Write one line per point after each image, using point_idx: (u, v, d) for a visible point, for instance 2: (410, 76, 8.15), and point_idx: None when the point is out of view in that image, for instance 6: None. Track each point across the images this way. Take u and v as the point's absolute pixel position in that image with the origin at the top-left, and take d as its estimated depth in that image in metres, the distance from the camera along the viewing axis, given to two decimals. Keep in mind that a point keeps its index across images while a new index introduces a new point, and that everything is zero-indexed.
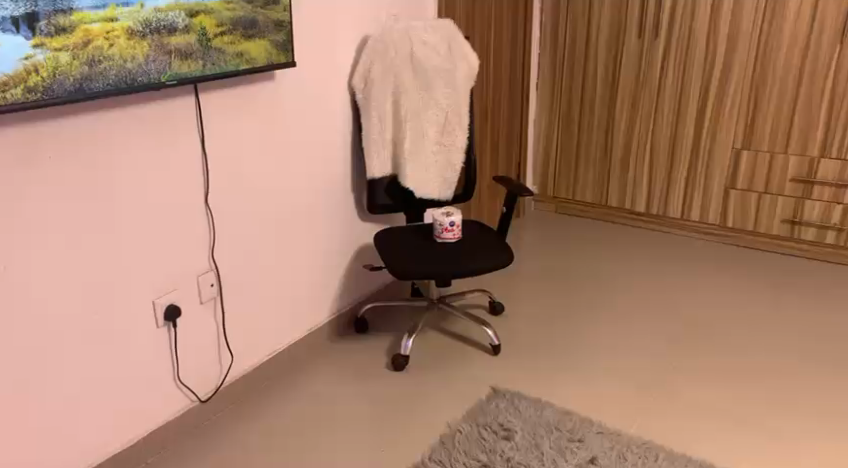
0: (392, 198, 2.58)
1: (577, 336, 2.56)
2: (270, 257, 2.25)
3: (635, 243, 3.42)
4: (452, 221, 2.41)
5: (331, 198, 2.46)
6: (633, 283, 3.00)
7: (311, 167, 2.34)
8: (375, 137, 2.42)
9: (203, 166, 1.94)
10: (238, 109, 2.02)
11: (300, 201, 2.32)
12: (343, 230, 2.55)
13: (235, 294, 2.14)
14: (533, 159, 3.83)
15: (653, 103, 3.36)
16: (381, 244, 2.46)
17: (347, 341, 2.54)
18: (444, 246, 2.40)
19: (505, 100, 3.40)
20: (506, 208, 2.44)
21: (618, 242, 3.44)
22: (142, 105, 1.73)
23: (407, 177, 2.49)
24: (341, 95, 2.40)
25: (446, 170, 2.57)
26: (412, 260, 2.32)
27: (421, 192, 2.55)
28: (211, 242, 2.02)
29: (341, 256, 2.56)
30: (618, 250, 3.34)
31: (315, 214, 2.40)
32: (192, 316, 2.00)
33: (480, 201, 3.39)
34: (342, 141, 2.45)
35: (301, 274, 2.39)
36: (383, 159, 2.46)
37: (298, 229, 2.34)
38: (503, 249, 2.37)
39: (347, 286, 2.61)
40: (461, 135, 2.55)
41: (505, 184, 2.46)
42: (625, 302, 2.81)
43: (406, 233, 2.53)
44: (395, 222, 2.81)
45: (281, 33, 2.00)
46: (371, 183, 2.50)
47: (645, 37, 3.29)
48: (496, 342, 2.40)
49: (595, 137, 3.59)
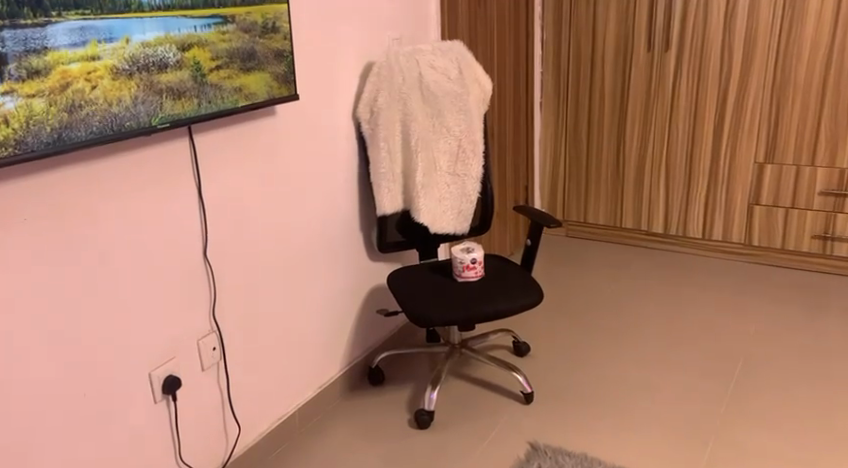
0: (404, 235, 2.38)
1: (612, 377, 2.37)
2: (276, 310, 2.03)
3: (656, 267, 3.24)
4: (474, 257, 2.19)
5: (338, 239, 2.25)
6: (662, 312, 2.82)
7: (316, 207, 2.13)
8: (383, 169, 2.22)
9: (201, 218, 1.73)
10: (237, 150, 1.82)
11: (306, 246, 2.11)
12: (353, 273, 2.34)
13: (240, 356, 1.92)
14: (540, 181, 3.65)
15: (666, 118, 3.21)
16: (395, 285, 2.26)
17: (362, 396, 2.32)
18: (466, 286, 2.19)
19: (511, 122, 3.23)
20: (530, 241, 2.25)
21: (638, 267, 3.26)
22: (130, 152, 1.52)
23: (421, 212, 2.27)
24: (345, 125, 2.20)
25: (462, 201, 2.36)
26: (431, 304, 2.12)
27: (437, 227, 2.33)
28: (211, 301, 1.80)
29: (352, 301, 2.35)
30: (639, 275, 3.16)
31: (321, 258, 2.19)
32: (194, 385, 1.78)
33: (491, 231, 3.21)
34: (349, 176, 2.25)
35: (310, 326, 2.17)
36: (394, 194, 2.26)
37: (304, 276, 2.12)
38: (528, 287, 2.17)
39: (360, 334, 2.40)
40: (477, 164, 2.34)
41: (526, 216, 2.26)
42: (656, 335, 2.63)
43: (422, 272, 2.33)
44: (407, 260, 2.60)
45: (282, 64, 1.81)
46: (382, 220, 2.30)
47: (654, 50, 3.14)
48: (528, 389, 2.21)
49: (606, 156, 3.43)
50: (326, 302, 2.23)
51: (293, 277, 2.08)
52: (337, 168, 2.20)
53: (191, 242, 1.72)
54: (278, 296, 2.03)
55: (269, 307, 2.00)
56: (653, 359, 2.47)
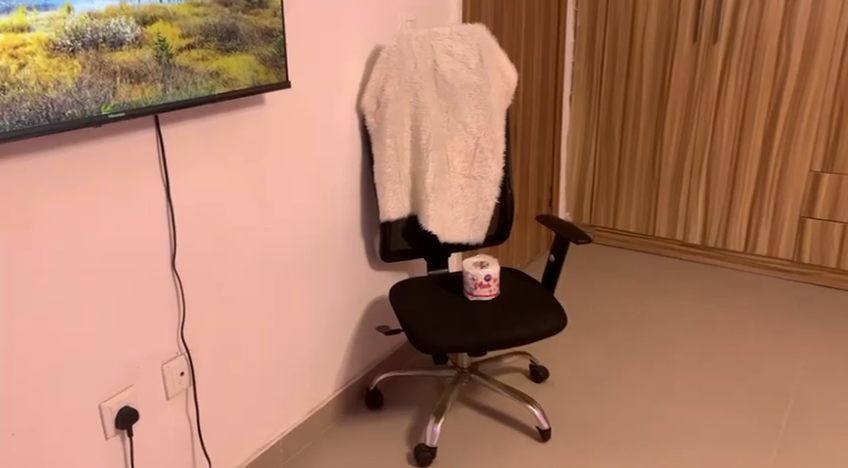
0: (410, 243, 2.11)
1: (642, 413, 2.10)
2: (260, 327, 1.78)
3: (691, 283, 2.95)
4: (488, 274, 1.92)
5: (336, 246, 2.00)
6: (699, 336, 2.52)
7: (309, 210, 1.87)
8: (389, 170, 1.95)
9: (168, 223, 1.48)
10: (216, 144, 1.56)
11: (296, 255, 1.86)
12: (352, 283, 2.08)
13: (215, 381, 1.68)
14: (566, 182, 3.36)
15: (710, 119, 2.89)
16: (397, 300, 1.99)
17: (357, 423, 2.07)
18: (478, 306, 1.92)
19: (536, 118, 2.94)
20: (554, 257, 1.98)
21: (671, 281, 2.96)
22: (78, 145, 1.26)
23: (431, 219, 2.00)
24: (347, 118, 1.93)
25: (478, 208, 2.08)
26: (436, 326, 1.85)
27: (448, 236, 2.06)
28: (180, 319, 1.55)
29: (350, 316, 2.09)
30: (673, 292, 2.87)
31: (315, 269, 1.93)
32: (156, 416, 1.54)
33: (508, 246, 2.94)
34: (351, 175, 1.99)
35: (299, 344, 1.92)
36: (400, 197, 2.00)
37: (293, 289, 1.87)
38: (548, 310, 1.90)
39: (358, 351, 2.14)
40: (496, 166, 2.06)
41: (550, 227, 1.98)
42: (693, 364, 2.35)
43: (430, 285, 2.06)
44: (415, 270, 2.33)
45: (271, 45, 1.54)
46: (386, 226, 2.03)
47: (701, 41, 2.82)
48: (545, 425, 1.95)
49: (641, 158, 3.12)
50: (319, 317, 1.98)
51: (280, 290, 1.83)
52: (335, 166, 1.93)
53: (155, 251, 1.47)
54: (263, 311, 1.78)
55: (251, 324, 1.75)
56: (689, 394, 2.19)
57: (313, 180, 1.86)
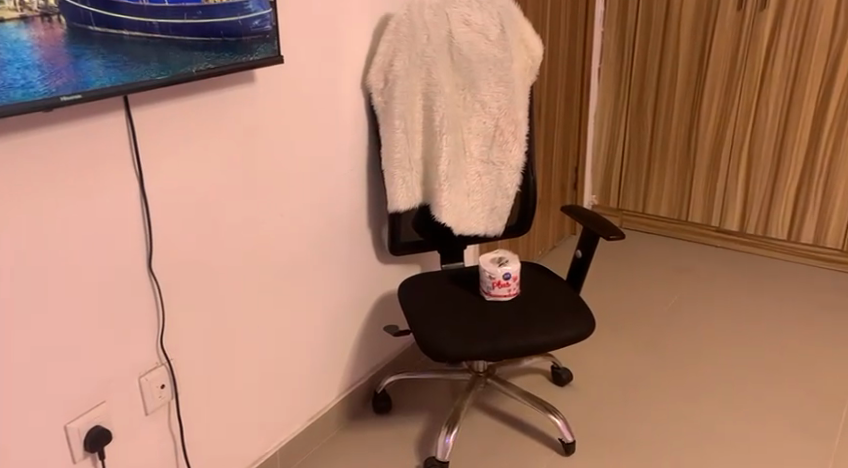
0: (421, 235, 1.92)
1: (678, 424, 1.91)
2: (254, 330, 1.61)
3: (728, 274, 2.73)
4: (507, 272, 1.72)
5: (340, 240, 1.81)
6: (738, 335, 2.32)
7: (308, 201, 1.68)
8: (399, 155, 1.75)
9: (145, 220, 1.31)
10: (198, 128, 1.37)
11: (294, 249, 1.68)
12: (357, 278, 1.90)
13: (203, 391, 1.52)
14: (592, 162, 3.13)
15: (754, 95, 2.64)
16: (406, 299, 1.80)
17: (362, 429, 1.91)
18: (496, 307, 1.73)
19: (562, 95, 2.70)
20: (581, 252, 1.78)
21: (705, 272, 2.75)
22: (29, 132, 1.08)
23: (444, 209, 1.81)
24: (351, 96, 1.73)
25: (498, 196, 1.88)
26: (449, 330, 1.66)
27: (463, 228, 1.87)
28: (159, 327, 1.38)
29: (355, 314, 1.92)
30: (707, 284, 2.65)
31: (315, 265, 1.75)
32: (134, 433, 1.38)
33: (530, 239, 2.74)
34: (356, 160, 1.80)
35: (298, 346, 1.75)
36: (411, 185, 1.80)
37: (291, 287, 1.69)
38: (573, 312, 1.70)
39: (365, 351, 1.97)
40: (518, 151, 1.85)
41: (575, 219, 1.78)
42: (733, 367, 2.15)
43: (443, 281, 1.87)
44: (429, 264, 2.14)
45: (262, 15, 1.34)
46: (395, 217, 1.84)
47: (747, 8, 2.55)
48: (570, 437, 1.77)
49: (675, 137, 2.88)
50: (320, 317, 1.80)
51: (276, 289, 1.65)
52: (338, 151, 1.73)
53: (129, 252, 1.29)
54: (257, 313, 1.61)
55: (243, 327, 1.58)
56: (729, 402, 2.00)
57: (312, 166, 1.67)
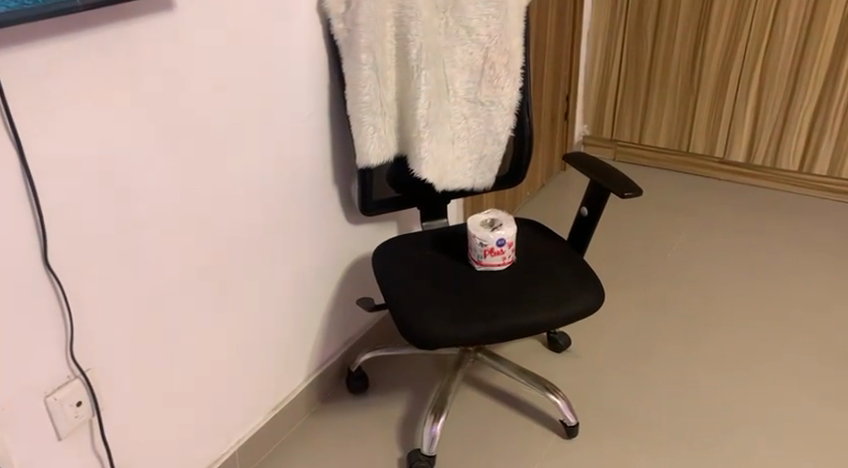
0: (398, 191, 1.62)
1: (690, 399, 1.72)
2: (195, 320, 1.33)
3: (733, 213, 2.49)
4: (501, 238, 1.44)
5: (297, 202, 1.51)
6: (749, 287, 2.11)
7: (254, 159, 1.36)
8: (367, 98, 1.43)
9: (32, 203, 0.98)
10: (97, 74, 1.02)
11: (239, 219, 1.37)
12: (324, 245, 1.61)
13: (134, 399, 1.24)
14: (584, 88, 2.80)
15: (771, 7, 2.32)
16: (381, 270, 1.52)
17: (335, 413, 1.66)
18: (488, 279, 1.46)
19: (555, 12, 2.35)
20: (587, 210, 1.51)
21: (709, 212, 2.51)
22: None
23: (425, 162, 1.52)
24: (306, 24, 1.38)
25: (487, 142, 1.59)
26: (433, 310, 1.39)
27: (446, 183, 1.59)
28: (69, 333, 1.09)
29: (320, 285, 1.63)
30: (712, 226, 2.42)
31: (268, 234, 1.45)
32: (45, 462, 1.12)
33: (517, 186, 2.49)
34: (315, 106, 1.47)
35: (253, 331, 1.48)
36: (384, 135, 1.49)
37: (239, 264, 1.40)
38: (577, 284, 1.44)
39: (335, 325, 1.71)
40: (511, 87, 1.55)
41: (579, 170, 1.49)
42: (749, 326, 1.95)
43: (423, 246, 1.59)
44: (407, 222, 1.86)
45: None
46: (365, 173, 1.54)
47: None
48: (572, 419, 1.55)
49: (678, 59, 2.57)
50: (278, 294, 1.52)
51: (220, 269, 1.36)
52: (288, 94, 1.40)
53: (14, 247, 0.98)
54: (198, 300, 1.33)
55: (182, 319, 1.30)
56: (744, 365, 1.81)
57: (257, 115, 1.34)
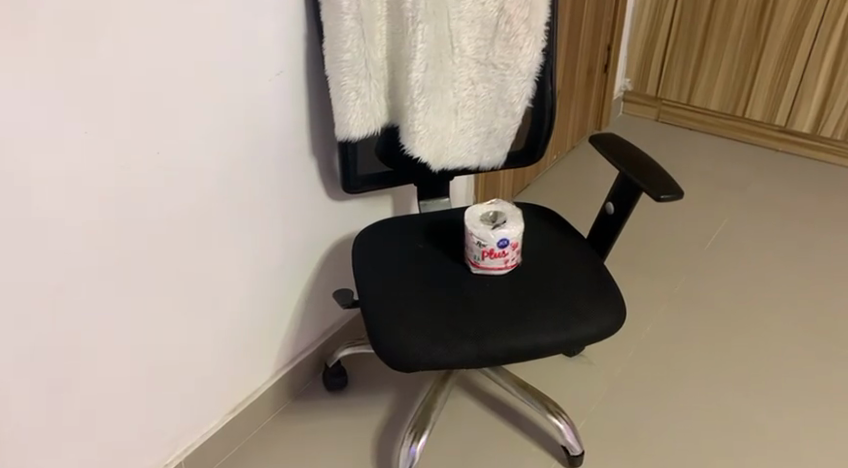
0: (386, 167, 1.36)
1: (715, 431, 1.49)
2: (126, 321, 1.12)
3: (789, 196, 2.17)
4: (504, 239, 1.17)
5: (262, 178, 1.26)
6: (802, 292, 1.83)
7: (201, 130, 1.11)
8: (349, 55, 1.15)
9: None
10: None
11: (182, 204, 1.13)
12: (295, 227, 1.38)
13: (41, 415, 1.05)
14: (630, 36, 2.44)
15: None
16: (360, 265, 1.28)
17: (305, 415, 1.46)
18: (484, 285, 1.21)
19: None
20: (612, 207, 1.23)
21: (760, 193, 2.19)
22: None
23: (419, 137, 1.25)
24: None
25: (497, 114, 1.31)
26: (414, 321, 1.14)
27: (444, 160, 1.32)
28: None
29: (292, 271, 1.42)
30: (762, 211, 2.11)
31: (223, 218, 1.22)
32: None
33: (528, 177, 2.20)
34: (287, 62, 1.20)
35: (205, 328, 1.27)
36: (369, 101, 1.22)
37: (184, 256, 1.17)
38: (592, 298, 1.17)
39: (311, 315, 1.49)
40: (532, 46, 1.25)
41: (604, 155, 1.22)
42: (795, 342, 1.69)
43: (413, 238, 1.33)
44: (403, 198, 1.60)
45: None
46: (346, 145, 1.27)
47: None
48: (577, 448, 1.32)
49: (745, 6, 2.19)
50: (237, 285, 1.30)
51: (157, 262, 1.13)
52: (247, 50, 1.12)
53: None
54: (128, 299, 1.11)
55: (105, 323, 1.09)
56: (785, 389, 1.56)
57: (204, 76, 1.07)
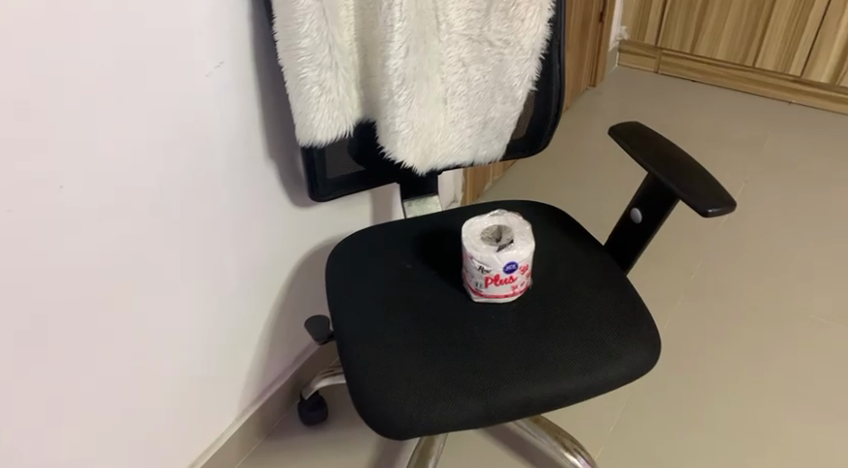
0: (360, 167, 1.12)
1: (741, 447, 1.34)
2: (44, 390, 0.90)
3: (803, 161, 2.01)
4: (512, 263, 0.96)
5: (209, 194, 1.03)
6: (822, 282, 1.68)
7: (117, 148, 0.86)
8: (308, 42, 0.90)
9: None
10: None
11: (101, 242, 0.89)
12: (255, 245, 1.15)
13: None
14: None
15: None
16: (334, 295, 1.05)
17: (281, 455, 1.28)
18: (487, 316, 1.00)
19: None
20: (641, 216, 1.02)
21: (772, 158, 2.02)
22: None
23: (401, 137, 1.01)
24: None
25: (495, 100, 1.08)
26: (405, 372, 0.93)
27: (432, 159, 1.09)
28: None
29: (254, 296, 1.20)
30: (775, 180, 1.96)
31: (160, 250, 0.98)
32: None
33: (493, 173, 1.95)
34: (231, 50, 0.95)
35: (149, 379, 1.05)
36: (337, 96, 0.97)
37: (111, 303, 0.94)
38: (619, 334, 0.97)
39: (282, 340, 1.29)
40: (538, 17, 1.00)
41: (628, 151, 1.02)
42: (820, 340, 1.55)
43: (397, 254, 1.11)
44: (382, 198, 1.38)
45: None
46: (310, 150, 1.03)
47: None
48: None
49: None
50: (186, 323, 1.08)
51: (77, 315, 0.90)
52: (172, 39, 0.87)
53: None
54: (43, 365, 0.88)
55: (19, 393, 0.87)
56: (812, 391, 1.44)
57: (113, 77, 0.82)
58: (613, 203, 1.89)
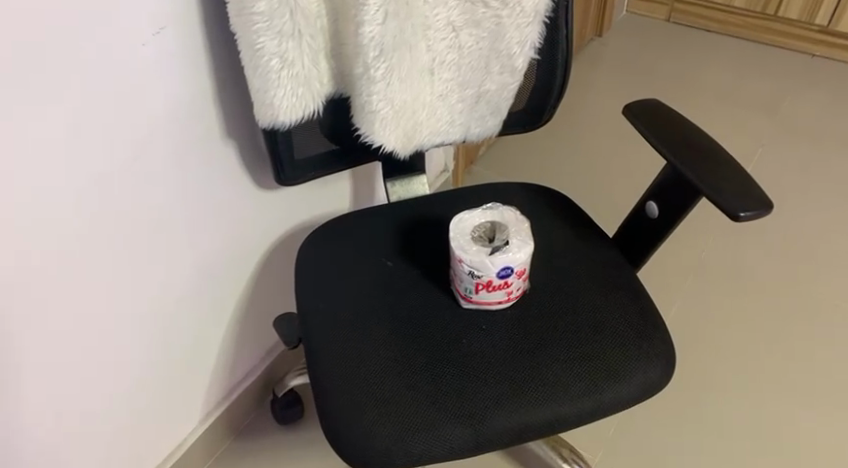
0: (336, 145, 0.97)
1: (749, 442, 1.26)
2: None
3: (823, 123, 1.88)
4: (507, 268, 0.83)
5: (160, 183, 0.89)
6: (836, 266, 1.57)
7: (34, 149, 0.71)
8: (264, 5, 0.74)
9: None
10: None
11: (26, 252, 0.76)
12: (219, 235, 1.02)
13: None
14: None
15: None
16: (303, 298, 0.92)
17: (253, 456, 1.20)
18: (477, 325, 0.88)
19: None
20: (657, 208, 0.88)
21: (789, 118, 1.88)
22: None
23: (379, 117, 0.87)
24: None
25: (490, 70, 0.92)
26: (383, 395, 0.80)
27: (416, 139, 0.94)
28: None
29: (219, 289, 1.08)
30: (792, 142, 1.82)
31: (100, 255, 0.85)
32: None
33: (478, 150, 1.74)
34: (177, 15, 0.79)
35: (97, 393, 0.94)
36: (302, 69, 0.81)
37: (43, 321, 0.82)
38: (626, 347, 0.85)
39: (253, 334, 1.19)
40: None
41: (643, 133, 0.87)
42: (833, 324, 1.46)
43: (377, 248, 0.98)
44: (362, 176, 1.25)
45: None
46: (274, 133, 0.89)
47: None
48: None
49: None
50: (138, 329, 0.96)
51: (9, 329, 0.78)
52: (93, 7, 0.70)
53: None
54: None
55: None
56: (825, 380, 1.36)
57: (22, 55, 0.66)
58: (617, 182, 1.73)
